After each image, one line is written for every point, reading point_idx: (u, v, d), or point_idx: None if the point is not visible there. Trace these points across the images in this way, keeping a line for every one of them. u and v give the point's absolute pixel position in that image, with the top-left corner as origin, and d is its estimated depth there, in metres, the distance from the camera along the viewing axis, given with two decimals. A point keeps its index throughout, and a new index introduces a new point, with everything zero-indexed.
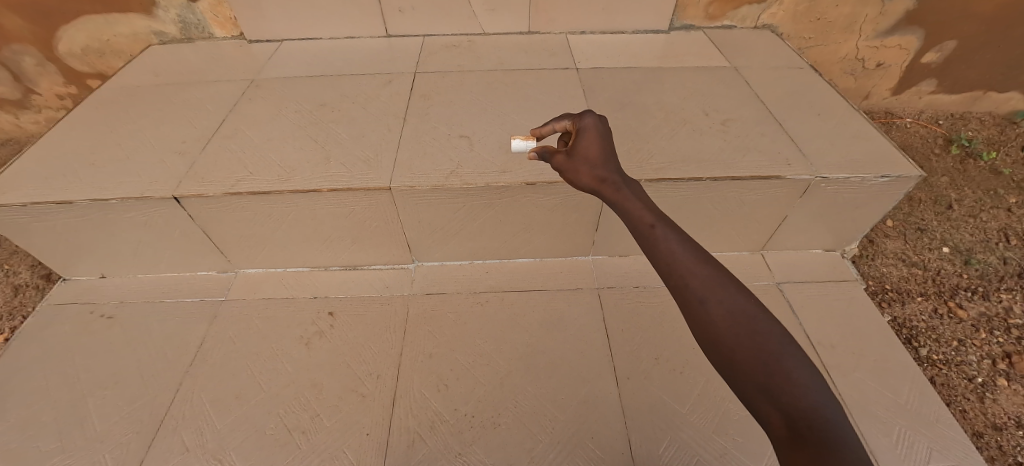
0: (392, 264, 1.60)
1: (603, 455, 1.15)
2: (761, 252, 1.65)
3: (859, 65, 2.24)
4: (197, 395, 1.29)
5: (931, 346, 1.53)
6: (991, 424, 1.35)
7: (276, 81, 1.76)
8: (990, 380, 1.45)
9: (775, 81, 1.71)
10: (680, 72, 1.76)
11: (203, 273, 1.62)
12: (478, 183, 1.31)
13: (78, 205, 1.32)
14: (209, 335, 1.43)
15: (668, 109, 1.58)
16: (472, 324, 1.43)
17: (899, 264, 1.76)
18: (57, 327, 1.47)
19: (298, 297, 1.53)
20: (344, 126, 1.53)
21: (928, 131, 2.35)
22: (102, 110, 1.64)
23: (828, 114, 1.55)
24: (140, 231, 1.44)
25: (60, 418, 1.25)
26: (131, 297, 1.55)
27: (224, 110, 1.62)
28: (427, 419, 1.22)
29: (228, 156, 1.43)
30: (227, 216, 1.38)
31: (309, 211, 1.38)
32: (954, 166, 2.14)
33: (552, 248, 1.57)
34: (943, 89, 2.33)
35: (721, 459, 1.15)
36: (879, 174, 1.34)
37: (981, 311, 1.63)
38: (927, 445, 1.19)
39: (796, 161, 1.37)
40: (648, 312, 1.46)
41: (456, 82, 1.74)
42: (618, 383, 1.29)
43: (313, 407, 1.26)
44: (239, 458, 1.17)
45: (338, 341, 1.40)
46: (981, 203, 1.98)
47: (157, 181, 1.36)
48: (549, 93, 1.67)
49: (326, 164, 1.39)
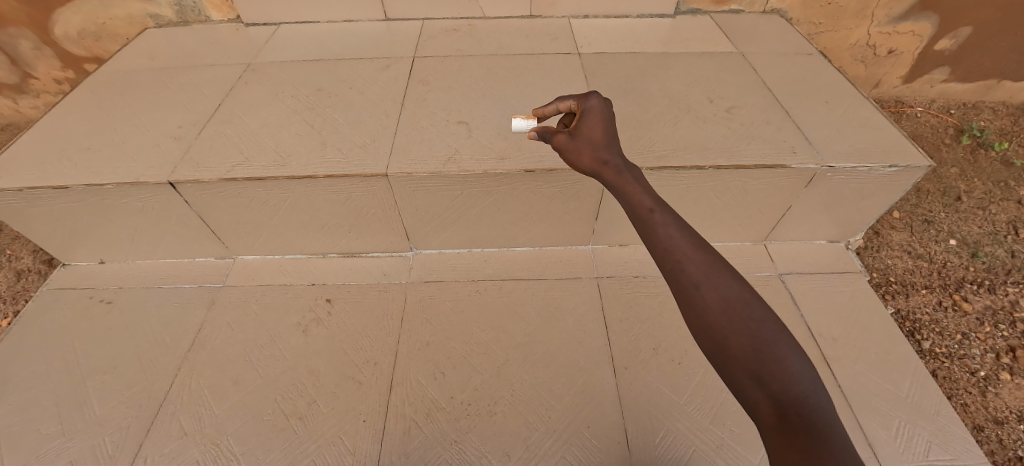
0: (390, 252, 1.59)
1: (599, 445, 1.15)
2: (764, 243, 1.63)
3: (870, 51, 2.18)
4: (195, 381, 1.29)
5: (934, 340, 1.51)
6: (992, 419, 1.34)
7: (273, 64, 1.73)
8: (992, 374, 1.43)
9: (783, 67, 1.67)
10: (685, 57, 1.72)
11: (201, 259, 1.61)
12: (476, 170, 1.28)
13: (73, 190, 1.31)
14: (207, 322, 1.43)
15: (671, 95, 1.54)
16: (470, 312, 1.43)
17: (904, 256, 1.73)
18: (57, 312, 1.47)
19: (295, 284, 1.52)
20: (341, 111, 1.51)
21: (939, 120, 2.29)
22: (99, 94, 1.62)
23: (836, 102, 1.51)
24: (136, 217, 1.43)
25: (61, 402, 1.26)
26: (129, 283, 1.55)
27: (220, 94, 1.60)
28: (423, 406, 1.22)
29: (224, 141, 1.41)
30: (223, 201, 1.37)
31: (305, 198, 1.37)
32: (964, 156, 2.10)
33: (551, 237, 1.56)
34: (955, 78, 2.28)
35: (718, 450, 1.14)
36: (887, 164, 1.30)
37: (985, 304, 1.60)
38: (927, 438, 1.18)
39: (802, 150, 1.34)
40: (647, 302, 1.45)
41: (456, 67, 1.70)
42: (616, 373, 1.28)
43: (309, 394, 1.26)
44: (235, 443, 1.18)
45: (335, 328, 1.40)
46: (991, 194, 1.94)
47: (152, 166, 1.34)
48: (550, 79, 1.63)
49: (322, 149, 1.37)
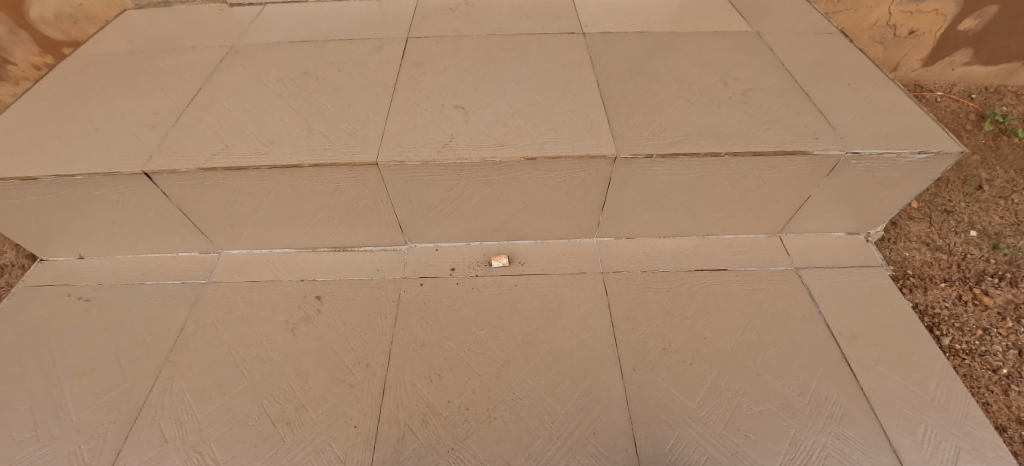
0: (384, 245, 1.51)
1: (605, 453, 1.07)
2: (779, 235, 1.54)
3: (890, 32, 2.10)
4: (177, 384, 1.22)
5: (954, 335, 1.43)
6: (1015, 418, 1.27)
7: (258, 46, 1.63)
8: (1015, 371, 1.35)
9: (801, 47, 1.56)
10: (696, 37, 1.61)
11: (185, 254, 1.53)
12: (472, 158, 1.19)
13: (43, 181, 1.22)
14: (190, 321, 1.35)
15: (683, 78, 1.44)
16: (468, 309, 1.35)
17: (922, 248, 1.65)
18: (33, 311, 1.39)
19: (284, 281, 1.44)
20: (329, 96, 1.41)
21: (959, 106, 2.16)
22: (72, 79, 1.53)
23: (859, 84, 1.41)
24: (114, 210, 1.34)
25: (36, 406, 1.19)
26: (109, 280, 1.47)
27: (201, 79, 1.50)
28: (418, 411, 1.15)
29: (204, 128, 1.32)
30: (203, 193, 1.28)
31: (291, 188, 1.28)
32: (985, 143, 1.99)
33: (553, 230, 1.47)
34: (978, 60, 2.16)
35: (732, 458, 1.07)
36: (916, 150, 1.21)
37: (1007, 299, 1.52)
38: (955, 444, 1.10)
39: (824, 135, 1.24)
40: (656, 298, 1.37)
41: (452, 48, 1.60)
42: (623, 375, 1.21)
43: (298, 398, 1.19)
44: (218, 451, 1.10)
45: (325, 328, 1.32)
46: (1013, 183, 1.84)
47: (126, 155, 1.25)
48: (552, 61, 1.53)
49: (308, 137, 1.27)
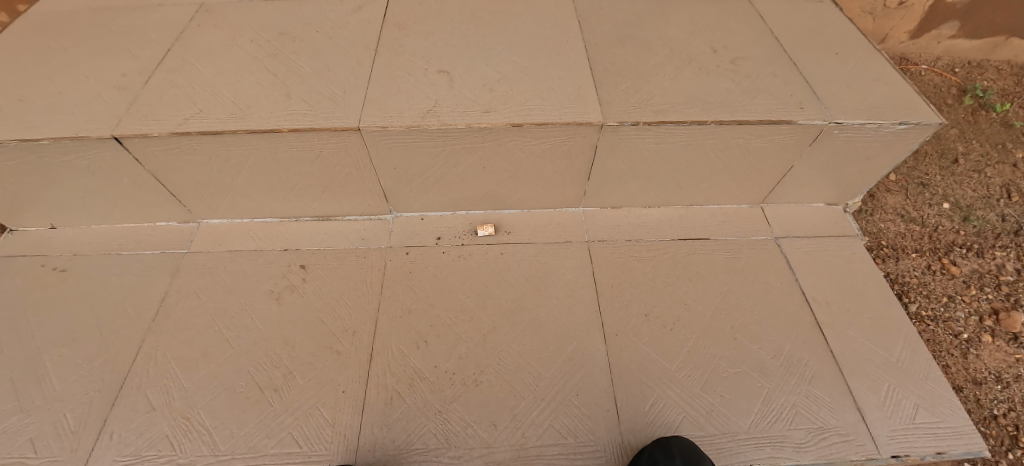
0: (369, 215, 1.49)
1: (588, 413, 1.11)
2: (761, 206, 1.56)
3: (880, 3, 2.10)
4: (161, 353, 1.21)
5: (921, 303, 1.49)
6: (971, 379, 1.35)
7: (231, 5, 1.54)
8: (974, 336, 1.43)
9: (792, 15, 1.54)
10: (687, 3, 1.58)
11: (162, 224, 1.50)
12: (458, 124, 1.17)
13: (5, 146, 1.16)
14: (171, 290, 1.33)
15: (672, 44, 1.42)
16: (454, 278, 1.36)
17: (897, 220, 1.70)
18: (6, 282, 1.36)
19: (266, 249, 1.42)
20: (308, 59, 1.36)
21: (942, 79, 2.17)
22: (30, 38, 1.43)
23: (846, 54, 1.41)
24: (85, 177, 1.29)
25: (16, 376, 1.18)
26: (85, 250, 1.44)
27: (168, 39, 1.42)
28: (405, 377, 1.17)
29: (175, 91, 1.26)
30: (178, 159, 1.24)
31: (271, 155, 1.24)
32: (964, 117, 2.02)
33: (540, 199, 1.47)
34: (964, 33, 2.17)
35: (707, 416, 1.12)
36: (897, 121, 1.22)
37: (973, 268, 1.58)
38: (915, 401, 1.17)
39: (809, 105, 1.24)
40: (640, 267, 1.39)
41: (437, 10, 1.54)
42: (606, 340, 1.24)
43: (285, 365, 1.19)
44: (207, 416, 1.11)
45: (310, 296, 1.32)
46: (986, 157, 1.89)
47: (94, 119, 1.19)
48: (540, 25, 1.49)
49: (286, 101, 1.23)
